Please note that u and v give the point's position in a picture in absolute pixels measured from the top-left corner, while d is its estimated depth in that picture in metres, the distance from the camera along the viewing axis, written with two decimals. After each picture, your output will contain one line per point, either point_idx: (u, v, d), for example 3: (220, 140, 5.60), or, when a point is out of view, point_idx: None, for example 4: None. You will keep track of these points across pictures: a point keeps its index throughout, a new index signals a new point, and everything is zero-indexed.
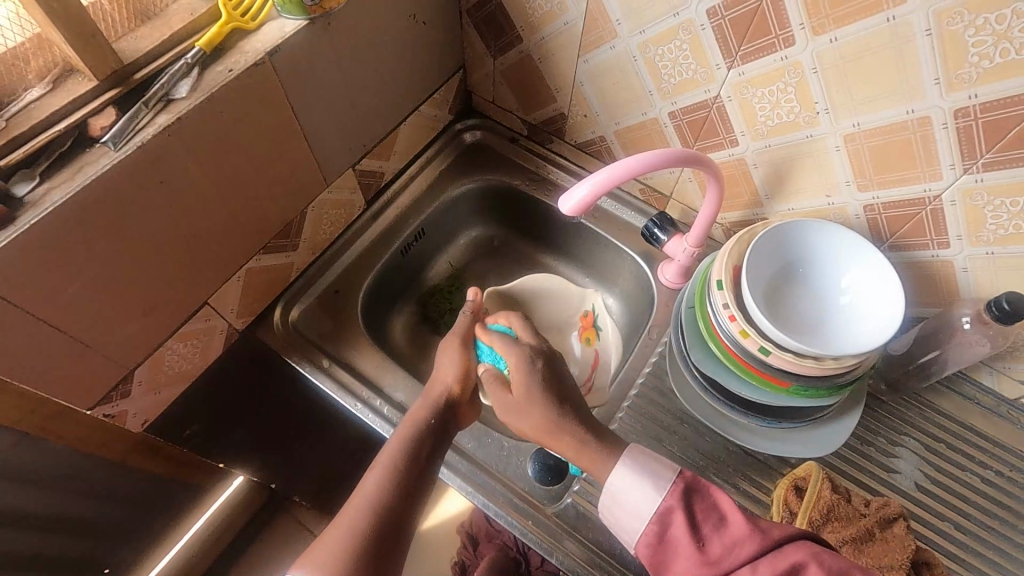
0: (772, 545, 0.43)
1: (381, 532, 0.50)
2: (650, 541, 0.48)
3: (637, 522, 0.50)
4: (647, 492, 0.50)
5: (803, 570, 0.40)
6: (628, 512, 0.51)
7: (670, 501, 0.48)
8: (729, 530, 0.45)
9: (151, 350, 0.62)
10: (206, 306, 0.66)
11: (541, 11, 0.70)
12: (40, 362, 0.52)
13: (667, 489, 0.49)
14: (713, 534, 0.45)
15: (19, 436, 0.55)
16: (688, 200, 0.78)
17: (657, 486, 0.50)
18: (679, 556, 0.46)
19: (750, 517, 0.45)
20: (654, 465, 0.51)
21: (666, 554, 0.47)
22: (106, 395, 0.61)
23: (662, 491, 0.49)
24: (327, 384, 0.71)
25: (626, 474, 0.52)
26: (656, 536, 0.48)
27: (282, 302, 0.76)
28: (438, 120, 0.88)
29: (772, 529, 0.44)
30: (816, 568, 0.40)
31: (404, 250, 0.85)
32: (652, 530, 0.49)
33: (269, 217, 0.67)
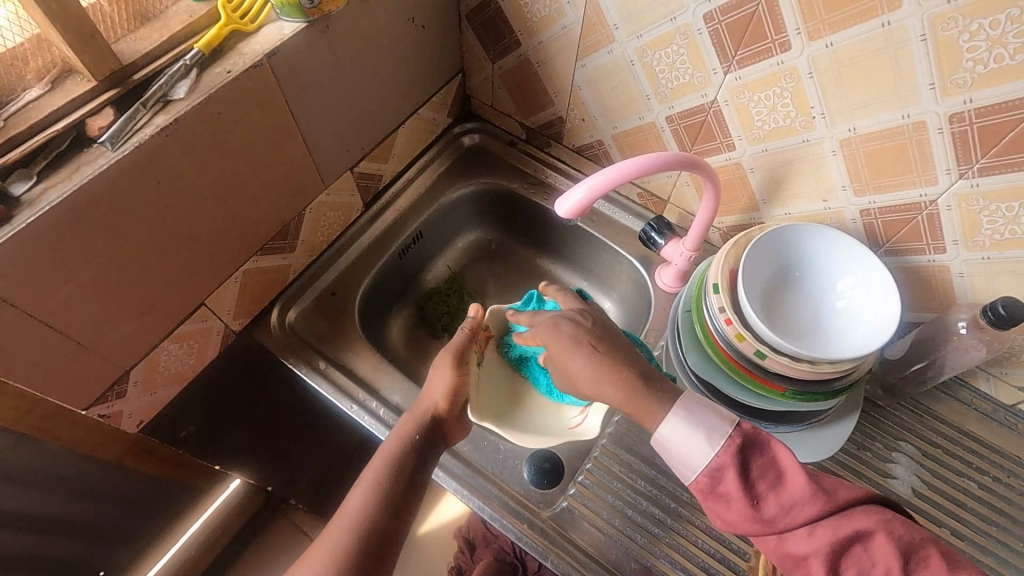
0: (836, 508, 0.41)
1: (367, 542, 0.51)
2: (700, 489, 0.46)
3: (687, 470, 0.47)
4: (700, 445, 0.46)
5: (869, 538, 0.40)
6: (678, 459, 0.48)
7: (724, 455, 0.45)
8: (789, 490, 0.42)
9: (148, 350, 0.62)
10: (203, 307, 0.66)
11: (539, 16, 0.71)
12: (35, 362, 0.52)
13: (722, 445, 0.45)
14: (770, 491, 0.43)
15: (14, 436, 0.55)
16: (685, 204, 0.78)
17: (713, 437, 0.46)
18: (729, 509, 0.44)
19: (813, 478, 0.43)
20: (712, 419, 0.48)
21: (715, 504, 0.45)
22: (101, 395, 0.61)
23: (717, 447, 0.46)
24: (323, 385, 0.71)
25: (680, 426, 0.49)
26: (706, 486, 0.45)
27: (279, 303, 0.76)
28: (437, 123, 0.89)
29: (837, 491, 0.42)
30: (885, 537, 0.39)
31: (402, 252, 0.85)
32: (703, 481, 0.46)
33: (267, 219, 0.67)
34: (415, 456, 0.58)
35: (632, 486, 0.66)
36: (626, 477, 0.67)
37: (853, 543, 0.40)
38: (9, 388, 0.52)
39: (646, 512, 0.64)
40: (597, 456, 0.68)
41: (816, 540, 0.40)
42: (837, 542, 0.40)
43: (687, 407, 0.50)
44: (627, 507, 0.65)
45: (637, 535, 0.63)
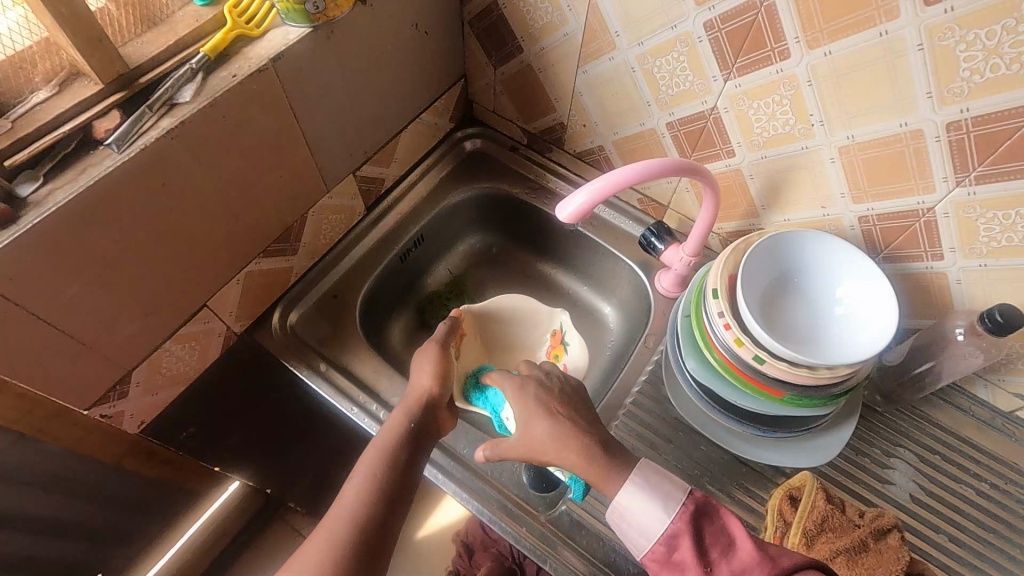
0: (782, 575, 0.42)
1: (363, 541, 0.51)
2: (659, 561, 0.48)
3: (646, 541, 0.50)
4: (656, 514, 0.50)
5: None
6: (636, 532, 0.51)
7: (678, 524, 0.48)
8: (737, 556, 0.44)
9: (150, 351, 0.62)
10: (205, 309, 0.66)
11: (541, 23, 0.71)
12: (38, 361, 0.53)
13: (676, 513, 0.49)
14: (721, 560, 0.45)
15: (16, 435, 0.56)
16: (685, 210, 0.78)
17: (666, 506, 0.50)
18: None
19: (761, 542, 0.44)
20: (666, 485, 0.51)
21: (671, 575, 0.47)
22: (103, 395, 0.61)
23: (671, 514, 0.49)
24: (324, 387, 0.72)
25: (634, 494, 0.52)
26: (663, 556, 0.48)
27: (281, 305, 0.77)
28: (439, 128, 0.89)
29: (782, 556, 0.43)
30: None
31: (403, 255, 0.86)
32: (660, 550, 0.49)
33: (270, 221, 0.68)
34: (415, 450, 0.59)
35: None
36: None
37: None
38: (12, 387, 0.52)
39: None
40: None
41: None
42: None
43: (645, 470, 0.54)
44: None
45: None
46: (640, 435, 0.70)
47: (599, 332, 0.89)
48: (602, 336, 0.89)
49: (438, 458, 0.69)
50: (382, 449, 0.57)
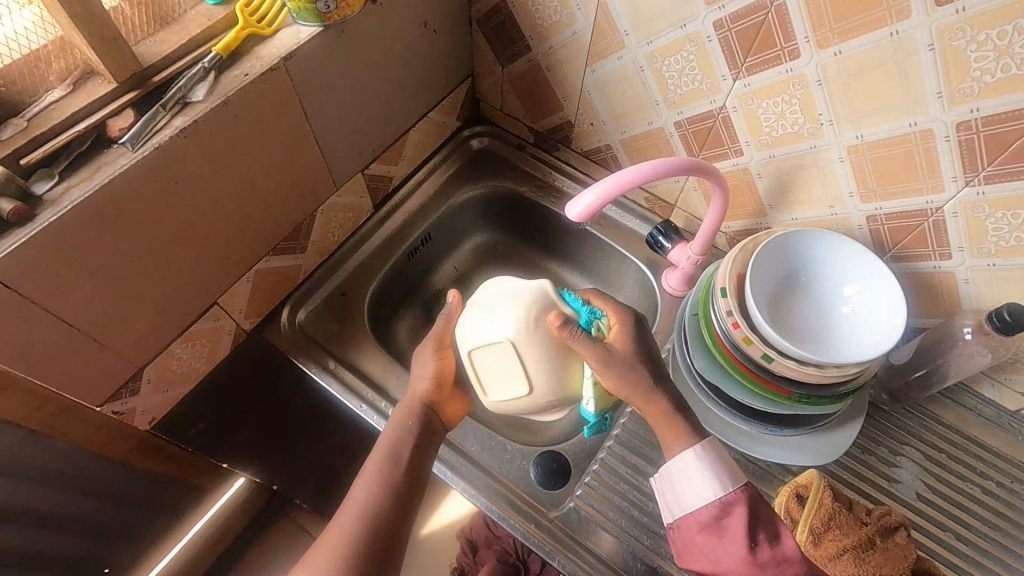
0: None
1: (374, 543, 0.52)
2: (703, 521, 0.53)
3: (696, 501, 0.54)
4: (717, 483, 0.53)
5: None
6: (690, 491, 0.54)
7: (735, 495, 0.52)
8: (786, 546, 0.49)
9: (161, 348, 0.63)
10: (215, 306, 0.66)
11: (549, 21, 0.71)
12: (53, 359, 0.53)
13: (740, 488, 0.53)
14: (767, 541, 0.49)
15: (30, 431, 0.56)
16: (692, 209, 0.79)
17: (729, 479, 0.54)
18: (725, 542, 0.50)
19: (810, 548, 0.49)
20: (733, 463, 0.55)
21: (712, 535, 0.52)
22: (115, 392, 0.62)
23: (735, 487, 0.53)
24: (333, 385, 0.72)
25: (697, 460, 0.55)
26: (709, 517, 0.53)
27: (289, 303, 0.77)
28: (446, 126, 0.90)
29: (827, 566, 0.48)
30: None
31: (410, 254, 0.86)
32: (710, 512, 0.53)
33: (280, 219, 0.68)
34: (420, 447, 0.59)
35: (638, 488, 0.67)
36: (632, 479, 0.67)
37: None
38: (25, 384, 0.53)
39: (652, 514, 0.65)
40: (603, 458, 0.69)
41: None
42: None
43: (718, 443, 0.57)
44: (633, 509, 0.65)
45: (643, 536, 0.64)
46: (648, 433, 0.70)
47: None
48: None
49: (446, 455, 0.69)
50: (389, 448, 0.57)
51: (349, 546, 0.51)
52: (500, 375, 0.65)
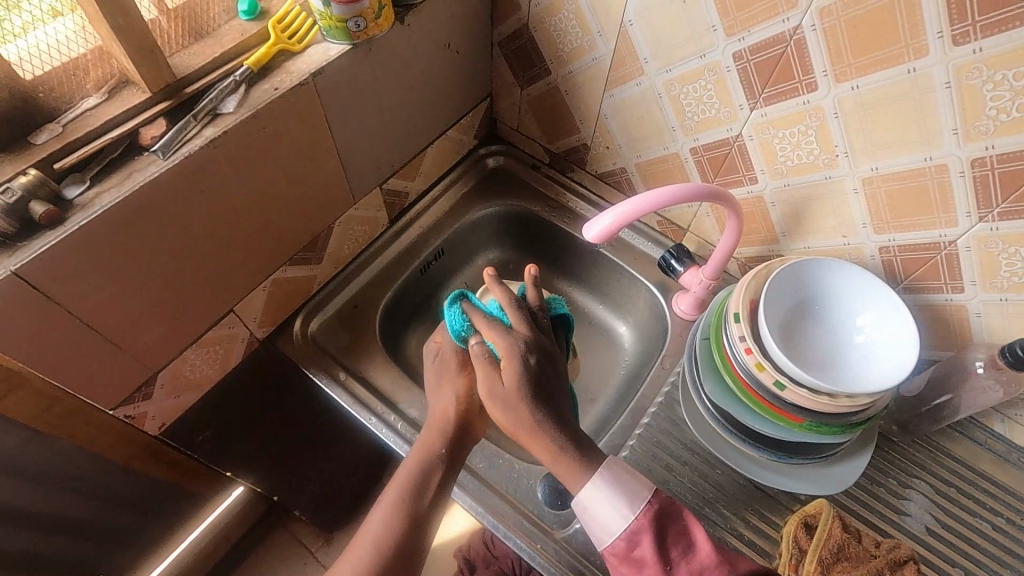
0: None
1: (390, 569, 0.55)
2: (618, 554, 0.52)
3: (608, 536, 0.53)
4: (620, 511, 0.53)
5: None
6: (598, 525, 0.54)
7: (641, 522, 0.52)
8: (698, 558, 0.50)
9: (176, 354, 0.63)
10: (232, 313, 0.67)
11: (570, 47, 0.73)
12: (71, 362, 0.53)
13: (640, 509, 0.53)
14: (681, 559, 0.50)
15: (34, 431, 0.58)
16: (705, 234, 0.79)
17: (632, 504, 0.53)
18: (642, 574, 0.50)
19: (721, 551, 0.50)
20: (633, 484, 0.54)
21: (627, 568, 0.52)
22: (129, 396, 0.62)
23: (636, 511, 0.53)
24: (342, 396, 0.72)
25: (604, 489, 0.54)
26: (624, 550, 0.52)
27: (302, 313, 0.77)
28: (463, 144, 0.91)
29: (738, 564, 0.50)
30: None
31: (423, 268, 0.87)
32: (621, 545, 0.52)
33: (299, 230, 0.69)
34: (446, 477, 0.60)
35: None
36: None
37: None
38: (36, 382, 0.53)
39: None
40: None
41: None
42: None
43: (611, 469, 0.55)
44: None
45: None
46: (655, 456, 0.70)
47: (614, 352, 0.90)
48: (617, 356, 0.89)
49: None
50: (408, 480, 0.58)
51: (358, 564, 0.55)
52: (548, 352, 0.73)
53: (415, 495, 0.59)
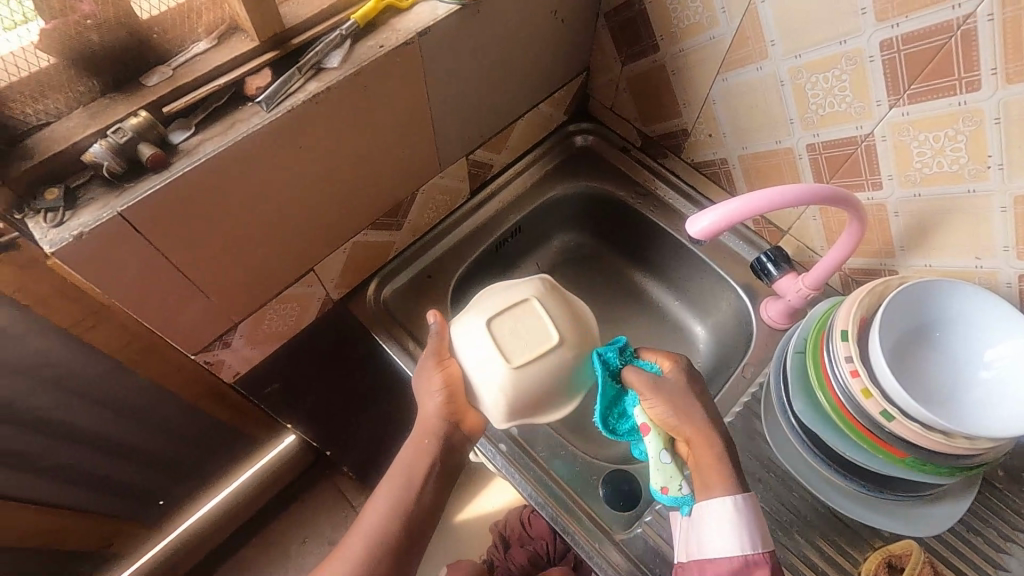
0: None
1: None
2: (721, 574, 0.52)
3: (718, 553, 0.52)
4: (743, 542, 0.52)
5: None
6: (713, 540, 0.53)
7: (759, 558, 0.51)
8: None
9: (256, 307, 0.63)
10: (311, 273, 0.67)
11: (686, 23, 0.67)
12: (163, 306, 0.54)
13: (763, 551, 0.52)
14: None
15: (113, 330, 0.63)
16: (807, 238, 0.73)
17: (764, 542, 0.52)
18: None
19: None
20: (760, 526, 0.53)
21: None
22: (209, 344, 0.63)
23: (759, 549, 0.52)
24: (409, 365, 0.72)
25: (737, 518, 0.53)
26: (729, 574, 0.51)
27: (377, 277, 0.77)
28: (552, 119, 0.87)
29: None
30: None
31: (498, 245, 0.84)
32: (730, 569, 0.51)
33: (384, 194, 0.67)
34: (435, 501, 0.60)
35: None
36: None
37: None
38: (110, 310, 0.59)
39: None
40: None
41: None
42: None
43: (750, 499, 0.54)
44: None
45: None
46: None
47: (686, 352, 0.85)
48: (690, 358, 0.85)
49: (516, 456, 0.67)
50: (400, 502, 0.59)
51: (378, 542, 0.56)
52: (529, 338, 0.58)
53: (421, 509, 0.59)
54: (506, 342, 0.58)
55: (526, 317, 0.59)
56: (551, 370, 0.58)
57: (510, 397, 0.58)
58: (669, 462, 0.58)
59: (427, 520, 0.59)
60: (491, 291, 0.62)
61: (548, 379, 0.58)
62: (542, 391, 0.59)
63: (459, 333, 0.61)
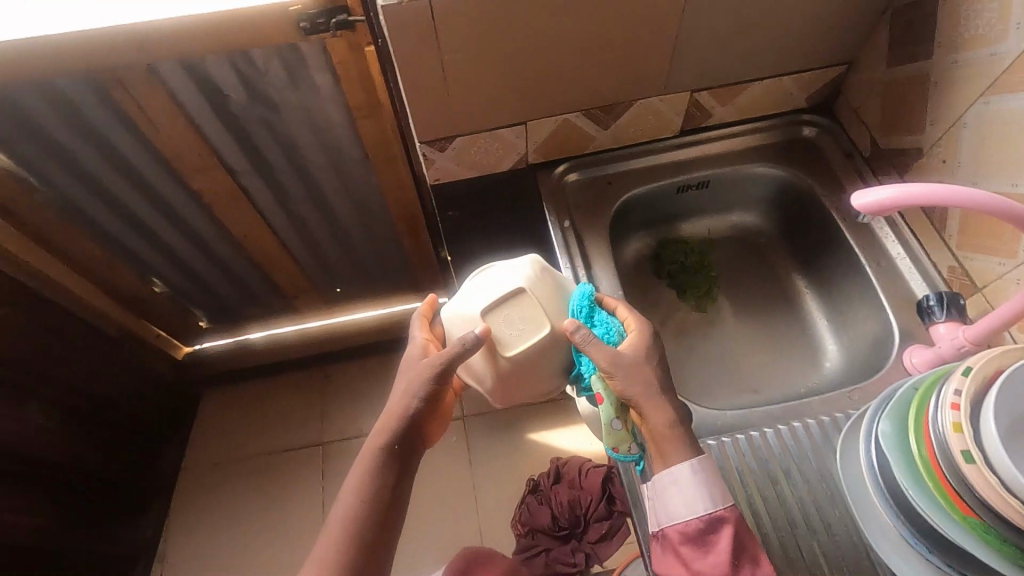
0: None
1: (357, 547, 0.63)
2: (689, 532, 0.59)
3: (686, 514, 0.59)
4: (709, 498, 0.59)
5: None
6: (683, 500, 0.60)
7: (727, 514, 0.59)
8: (763, 569, 0.57)
9: (476, 130, 0.79)
10: (524, 126, 0.80)
11: (973, 33, 0.65)
12: (422, 91, 0.72)
13: (726, 507, 0.59)
14: (747, 564, 0.57)
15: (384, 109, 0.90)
16: (998, 301, 0.67)
17: (716, 501, 0.59)
18: (708, 557, 0.57)
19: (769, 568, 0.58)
20: (717, 488, 0.60)
21: (694, 549, 0.58)
22: (434, 140, 0.79)
23: (723, 505, 0.59)
24: (558, 236, 0.83)
25: (700, 473, 0.60)
26: (697, 530, 0.59)
27: (569, 162, 0.89)
28: (793, 100, 0.88)
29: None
30: None
31: (681, 189, 0.91)
32: (698, 525, 0.58)
33: (608, 89, 0.78)
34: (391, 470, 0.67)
35: (736, 487, 0.65)
36: (737, 477, 0.66)
37: None
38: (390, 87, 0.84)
39: None
40: (725, 442, 0.68)
41: None
42: None
43: (704, 462, 0.60)
44: None
45: None
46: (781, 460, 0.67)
47: (809, 361, 0.86)
48: (806, 372, 0.85)
49: None
50: (365, 483, 0.66)
51: (348, 526, 0.64)
52: (520, 325, 0.66)
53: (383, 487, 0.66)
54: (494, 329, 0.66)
55: (518, 305, 0.66)
56: (537, 357, 0.67)
57: (502, 385, 0.69)
58: (619, 428, 0.65)
59: (396, 491, 0.67)
60: (488, 277, 0.69)
61: (541, 360, 0.67)
62: (526, 380, 0.68)
63: (453, 314, 0.70)
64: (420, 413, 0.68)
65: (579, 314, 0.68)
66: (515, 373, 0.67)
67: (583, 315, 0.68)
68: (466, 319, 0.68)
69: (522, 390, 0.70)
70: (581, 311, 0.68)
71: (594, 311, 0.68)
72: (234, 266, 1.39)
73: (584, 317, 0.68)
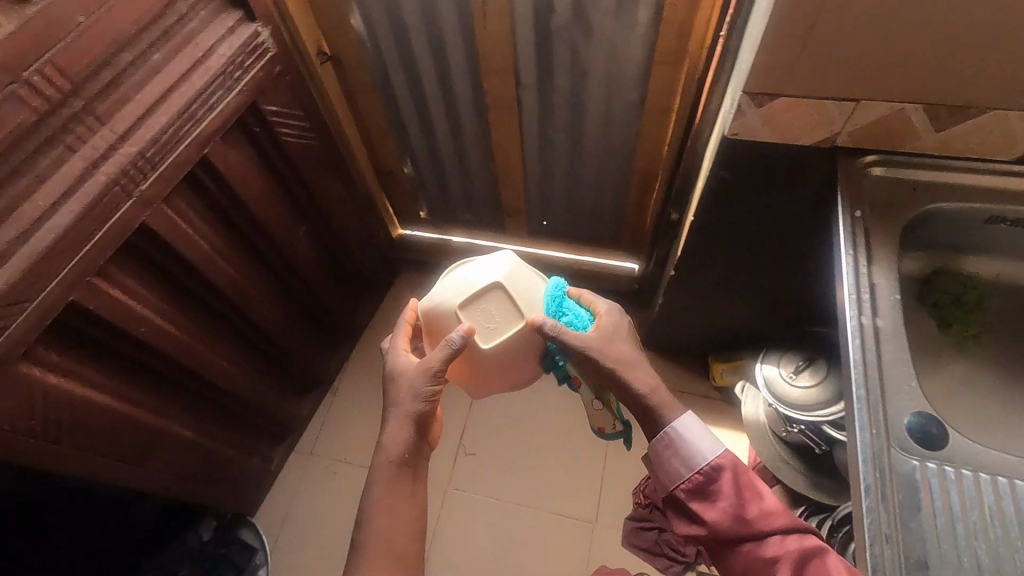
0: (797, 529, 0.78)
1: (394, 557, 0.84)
2: (695, 486, 0.83)
3: (687, 468, 0.84)
4: (705, 449, 0.84)
5: (821, 555, 0.76)
6: (679, 458, 0.85)
7: (722, 459, 0.83)
8: (767, 503, 0.80)
9: (807, 94, 0.78)
10: (855, 104, 0.78)
11: None
12: (777, 43, 0.73)
13: (720, 457, 0.83)
14: (753, 501, 0.80)
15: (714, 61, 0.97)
16: None
17: (705, 454, 0.83)
18: (716, 507, 0.81)
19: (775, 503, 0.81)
20: (709, 441, 0.84)
21: (704, 505, 0.82)
22: (761, 93, 0.80)
23: (718, 454, 0.83)
24: (847, 224, 0.80)
25: (691, 425, 0.86)
26: (703, 482, 0.83)
27: (877, 153, 0.85)
28: None
29: (776, 517, 0.79)
30: (835, 556, 0.75)
31: (991, 219, 0.84)
32: (701, 479, 0.83)
33: (964, 90, 0.74)
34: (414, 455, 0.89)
35: (982, 523, 0.61)
36: (986, 514, 0.62)
37: (813, 555, 0.76)
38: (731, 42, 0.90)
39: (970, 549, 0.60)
40: (979, 476, 0.64)
41: (786, 545, 0.77)
42: (800, 547, 0.76)
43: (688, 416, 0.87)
44: (959, 523, 0.61)
45: (943, 541, 0.60)
46: None
47: None
48: None
49: (870, 331, 0.72)
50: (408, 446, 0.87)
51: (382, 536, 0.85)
52: (495, 314, 0.88)
53: (409, 482, 0.89)
54: (472, 316, 0.88)
55: (489, 296, 0.88)
56: (524, 335, 0.88)
57: (479, 384, 0.93)
58: (598, 404, 0.95)
59: (411, 496, 0.89)
60: (468, 270, 0.91)
61: (523, 356, 0.90)
62: (496, 377, 0.91)
63: (435, 300, 0.91)
64: (413, 434, 0.88)
65: (553, 300, 0.92)
66: (492, 360, 0.88)
67: (553, 302, 0.91)
68: (424, 366, 0.87)
69: (501, 377, 0.92)
70: (556, 304, 0.91)
71: (564, 301, 0.92)
72: (474, 180, 1.58)
73: (560, 313, 0.91)
